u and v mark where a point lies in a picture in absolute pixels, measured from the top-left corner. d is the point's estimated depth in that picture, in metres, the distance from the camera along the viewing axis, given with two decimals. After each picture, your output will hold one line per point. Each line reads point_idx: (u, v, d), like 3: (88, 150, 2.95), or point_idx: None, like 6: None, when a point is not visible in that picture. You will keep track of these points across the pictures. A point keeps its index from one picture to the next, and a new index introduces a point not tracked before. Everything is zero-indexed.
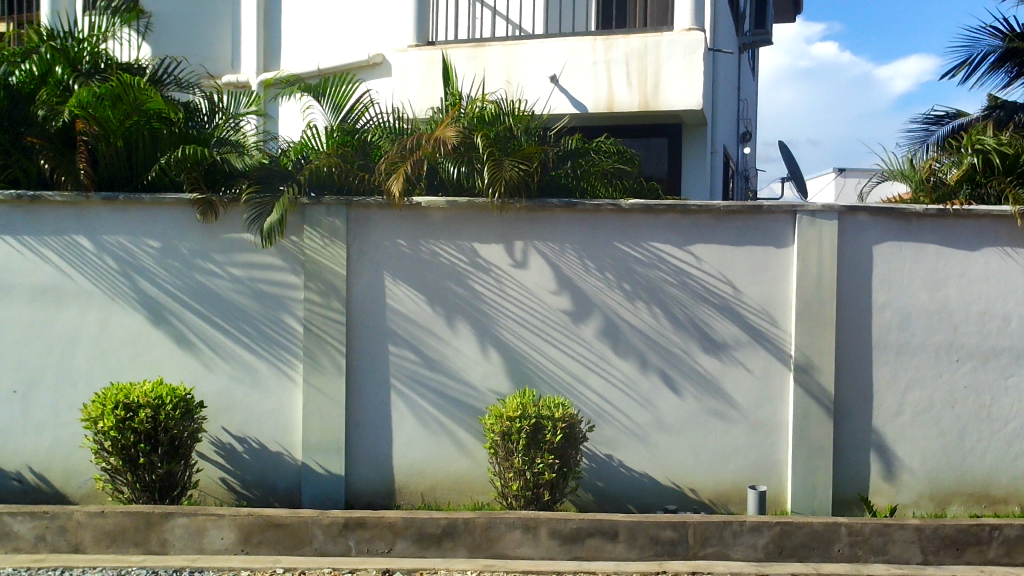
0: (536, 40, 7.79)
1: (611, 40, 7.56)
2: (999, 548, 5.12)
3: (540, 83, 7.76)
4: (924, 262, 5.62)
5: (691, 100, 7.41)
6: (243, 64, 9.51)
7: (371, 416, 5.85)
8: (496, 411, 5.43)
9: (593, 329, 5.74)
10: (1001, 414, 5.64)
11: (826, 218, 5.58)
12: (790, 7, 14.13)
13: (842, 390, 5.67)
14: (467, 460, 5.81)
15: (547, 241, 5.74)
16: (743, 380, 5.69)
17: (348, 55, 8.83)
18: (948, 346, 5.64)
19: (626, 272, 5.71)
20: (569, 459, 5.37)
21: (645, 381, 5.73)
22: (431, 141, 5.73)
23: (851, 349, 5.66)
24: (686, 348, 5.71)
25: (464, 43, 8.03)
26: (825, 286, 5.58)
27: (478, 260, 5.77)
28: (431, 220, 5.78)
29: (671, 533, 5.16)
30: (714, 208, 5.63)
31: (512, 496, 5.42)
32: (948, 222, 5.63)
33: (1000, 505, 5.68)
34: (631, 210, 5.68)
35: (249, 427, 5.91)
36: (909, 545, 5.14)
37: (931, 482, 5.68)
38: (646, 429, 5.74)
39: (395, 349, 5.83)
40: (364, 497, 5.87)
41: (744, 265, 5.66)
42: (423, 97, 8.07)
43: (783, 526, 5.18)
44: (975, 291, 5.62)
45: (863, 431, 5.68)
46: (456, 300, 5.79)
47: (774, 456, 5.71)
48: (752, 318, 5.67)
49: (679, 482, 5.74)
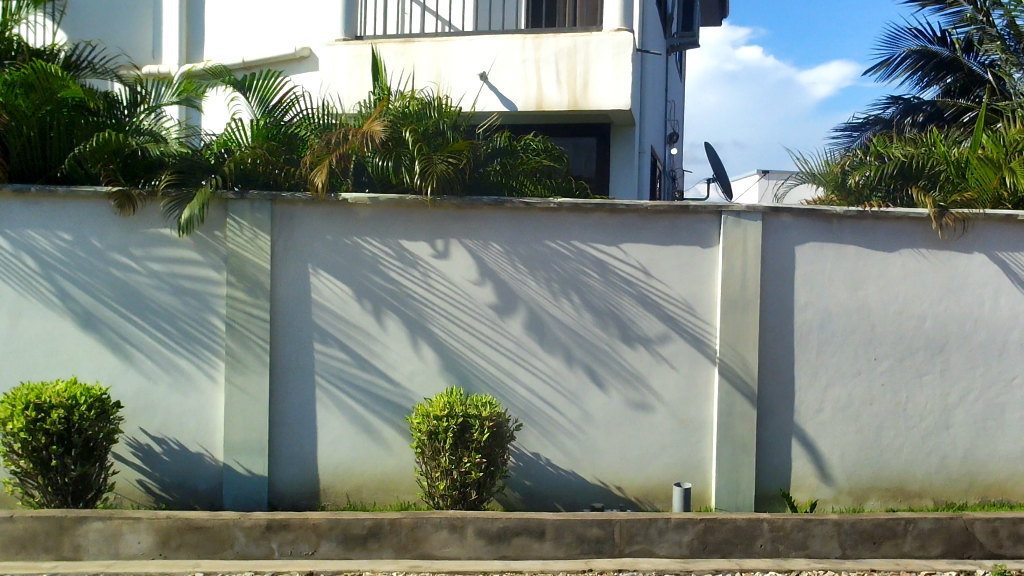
0: (465, 37, 7.75)
1: (541, 38, 7.57)
2: (914, 542, 5.27)
3: (468, 80, 7.72)
4: (845, 263, 5.76)
5: (620, 100, 7.45)
6: (164, 55, 9.24)
7: (295, 416, 5.74)
8: (422, 410, 5.37)
9: (520, 325, 5.72)
10: (916, 410, 5.82)
11: (750, 218, 5.67)
12: (717, 12, 14.42)
13: (764, 389, 5.76)
14: (394, 460, 5.75)
15: (475, 238, 5.70)
16: (669, 378, 5.74)
17: (273, 48, 8.65)
18: (867, 344, 5.78)
19: (555, 271, 5.71)
20: (496, 458, 5.35)
21: (572, 379, 5.74)
22: (358, 135, 5.66)
23: (773, 347, 5.76)
24: (612, 345, 5.73)
25: (393, 38, 7.94)
26: (749, 286, 5.67)
27: (405, 255, 5.71)
28: (358, 216, 5.69)
29: (597, 531, 5.18)
30: (642, 207, 5.66)
31: (439, 496, 5.37)
32: (868, 224, 5.77)
33: (915, 499, 5.86)
34: (560, 208, 5.68)
35: (168, 427, 5.75)
36: (827, 540, 5.25)
37: (850, 478, 5.82)
38: (574, 427, 5.75)
39: (320, 346, 5.72)
40: (287, 499, 5.77)
41: (670, 263, 5.71)
42: (352, 91, 7.97)
43: (706, 522, 5.24)
44: (892, 291, 5.79)
45: (785, 427, 5.79)
46: (383, 295, 5.71)
47: (698, 453, 5.77)
48: (678, 316, 5.72)
49: (605, 480, 5.77)
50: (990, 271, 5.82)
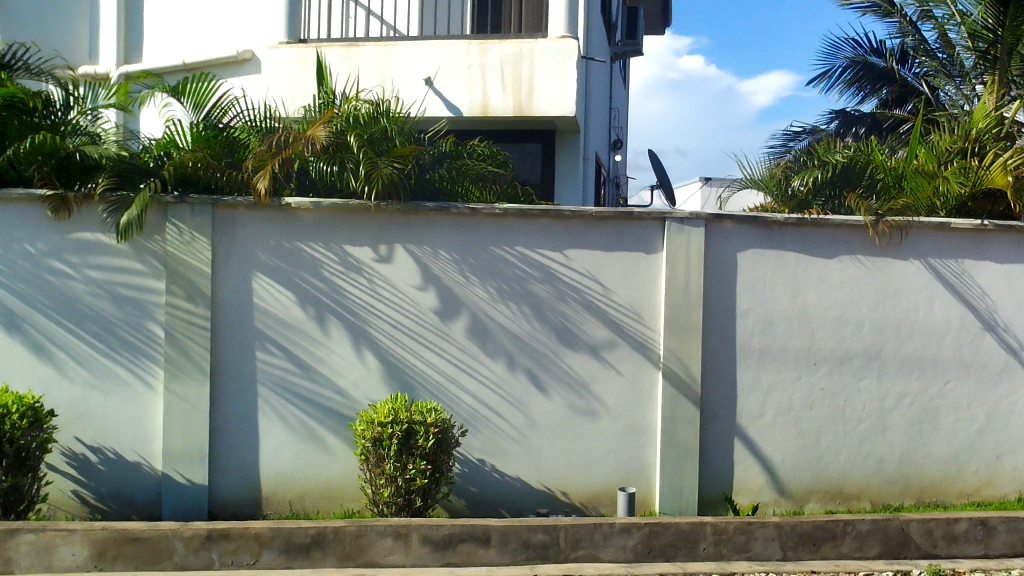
0: (410, 42, 7.72)
1: (487, 44, 7.57)
2: (852, 543, 5.37)
3: (414, 85, 7.69)
4: (785, 269, 5.86)
5: (565, 106, 7.48)
6: (102, 55, 9.03)
7: (236, 424, 5.65)
8: (366, 417, 5.32)
9: (464, 331, 5.70)
10: (854, 413, 5.94)
11: (693, 225, 5.74)
12: (661, 21, 14.59)
13: (707, 394, 5.83)
14: (338, 467, 5.69)
15: (420, 243, 5.67)
16: (613, 383, 5.77)
17: (215, 50, 8.52)
18: (806, 349, 5.89)
19: (500, 277, 5.70)
20: (442, 465, 5.32)
21: (518, 385, 5.74)
22: (301, 140, 5.58)
23: (716, 353, 5.83)
24: (557, 350, 5.74)
25: (338, 41, 7.88)
26: (692, 292, 5.74)
27: (349, 261, 5.65)
28: (302, 221, 5.62)
29: (542, 537, 5.18)
30: (586, 214, 5.69)
31: (384, 503, 5.32)
32: (807, 231, 5.88)
33: (853, 501, 5.97)
34: (506, 214, 5.68)
35: (105, 436, 5.61)
36: (769, 542, 5.32)
37: (791, 481, 5.91)
38: (519, 432, 5.75)
39: (262, 353, 5.64)
40: (228, 508, 5.66)
41: (614, 269, 5.75)
42: (296, 95, 7.87)
43: (650, 526, 5.27)
44: (831, 297, 5.90)
45: (728, 432, 5.86)
46: (327, 300, 5.65)
47: (643, 458, 5.81)
48: (622, 322, 5.76)
49: (550, 485, 5.78)
50: (924, 278, 5.98)
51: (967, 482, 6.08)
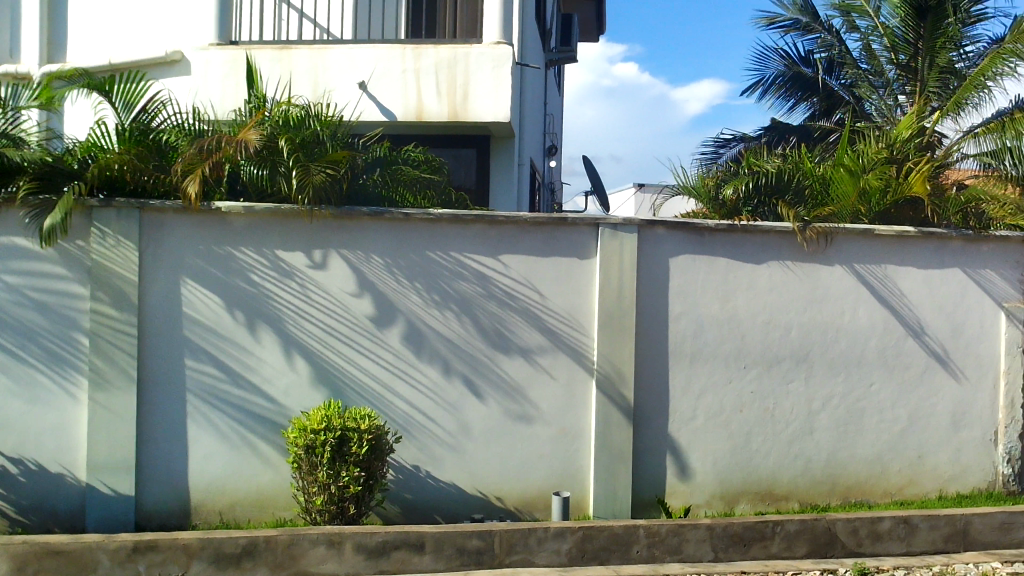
0: (344, 45, 7.66)
1: (421, 49, 7.56)
2: (781, 543, 5.48)
3: (348, 89, 7.63)
4: (716, 274, 5.96)
5: (500, 112, 7.48)
6: (23, 54, 8.77)
7: (164, 433, 5.53)
8: (298, 424, 5.25)
9: (398, 337, 5.67)
10: (782, 416, 6.07)
11: (626, 230, 5.80)
12: (595, 28, 14.73)
13: (640, 397, 5.89)
14: (269, 475, 5.61)
15: (354, 249, 5.63)
16: (547, 388, 5.80)
17: (143, 51, 8.33)
18: (736, 353, 6.00)
19: (434, 283, 5.69)
20: (375, 472, 5.28)
21: (452, 390, 5.72)
22: (233, 143, 5.48)
23: (648, 357, 5.89)
24: (491, 355, 5.75)
25: (270, 44, 7.77)
26: (625, 297, 5.79)
27: (282, 267, 5.58)
28: (232, 225, 5.53)
29: (477, 542, 5.18)
30: (521, 219, 5.71)
31: (316, 511, 5.26)
32: (737, 237, 5.99)
33: (782, 502, 6.09)
34: (440, 219, 5.67)
35: (26, 447, 5.45)
36: (700, 544, 5.40)
37: (722, 483, 6.00)
38: (454, 438, 5.73)
39: (191, 360, 5.53)
40: (156, 519, 5.54)
41: (549, 274, 5.78)
42: (226, 99, 7.78)
43: (584, 530, 5.30)
44: (761, 302, 6.02)
45: (660, 435, 5.92)
46: (258, 307, 5.57)
47: (577, 462, 5.84)
48: (556, 327, 5.79)
49: (485, 490, 5.77)
50: (849, 282, 6.14)
51: (890, 482, 6.25)
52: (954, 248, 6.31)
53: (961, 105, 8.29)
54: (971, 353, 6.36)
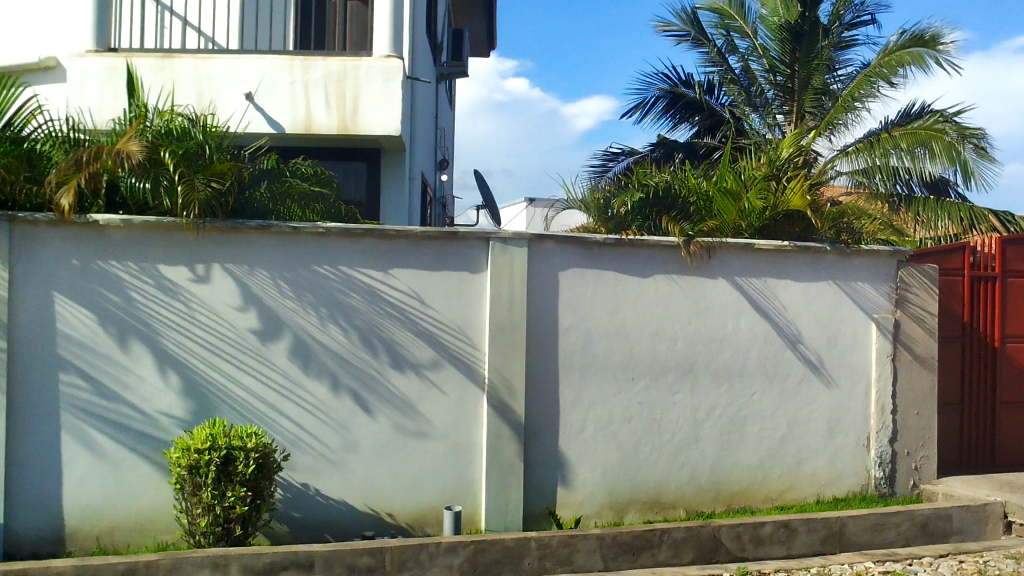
0: (229, 55, 7.51)
1: (309, 61, 7.48)
2: (668, 550, 5.61)
3: (233, 100, 7.47)
4: (604, 288, 6.07)
5: (390, 126, 7.48)
6: None
7: (36, 456, 5.27)
8: (181, 444, 5.09)
9: (285, 352, 5.56)
10: (669, 426, 6.21)
11: (516, 245, 5.85)
12: (486, 44, 14.85)
13: (531, 410, 5.93)
14: (150, 498, 5.41)
15: (239, 263, 5.50)
16: (438, 403, 5.79)
17: (14, 56, 7.97)
18: (624, 365, 6.12)
19: (323, 297, 5.61)
20: (262, 491, 5.16)
21: (342, 406, 5.64)
22: (111, 154, 5.28)
23: (539, 370, 5.95)
24: (382, 371, 5.70)
25: (151, 52, 7.55)
26: (515, 310, 5.84)
27: (163, 282, 5.41)
28: (110, 239, 5.34)
29: (368, 560, 5.11)
30: (412, 233, 5.70)
31: (200, 533, 5.11)
32: (624, 251, 6.12)
33: (669, 510, 6.23)
34: (329, 233, 5.60)
35: None
36: (591, 554, 5.47)
37: (611, 493, 6.10)
38: (343, 455, 5.64)
39: (64, 378, 5.30)
40: (27, 547, 5.27)
41: (440, 288, 5.78)
42: (104, 107, 7.51)
43: (476, 544, 5.31)
44: (647, 314, 6.17)
45: (551, 447, 5.98)
46: (137, 322, 5.39)
47: (468, 476, 5.84)
48: (447, 341, 5.79)
49: (376, 507, 5.70)
50: (731, 295, 6.35)
51: (771, 487, 6.46)
52: (828, 261, 6.60)
53: (834, 125, 8.87)
54: (845, 362, 6.65)
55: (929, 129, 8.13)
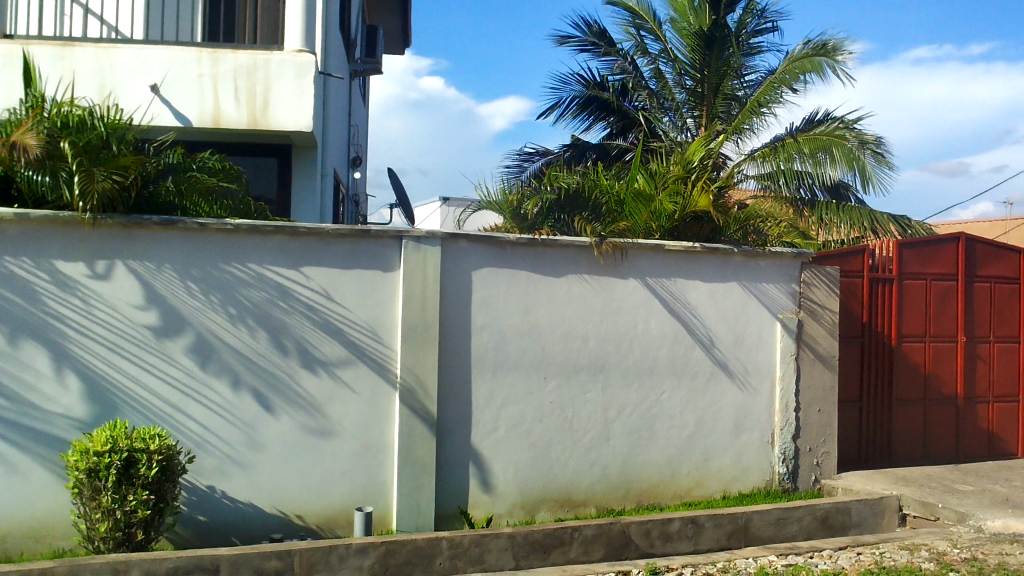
0: (134, 45, 7.29)
1: (218, 53, 7.31)
2: (579, 548, 5.67)
3: (137, 91, 7.25)
4: (517, 288, 6.10)
5: (301, 121, 7.35)
6: None
7: None
8: (79, 447, 4.91)
9: (191, 351, 5.42)
10: (580, 424, 6.27)
11: (429, 244, 5.83)
12: (399, 41, 14.72)
13: (444, 410, 5.91)
14: (46, 503, 5.21)
15: (143, 259, 5.34)
16: (348, 403, 5.72)
17: None
18: (537, 365, 6.15)
19: (231, 295, 5.49)
20: (166, 494, 5.02)
21: (250, 407, 5.52)
22: (5, 145, 5.11)
23: (451, 370, 5.93)
24: (291, 371, 5.61)
25: (49, 40, 7.27)
26: (428, 310, 5.81)
27: (61, 279, 5.21)
28: (3, 233, 5.10)
29: (276, 563, 5.01)
30: (323, 231, 5.62)
31: (100, 539, 4.93)
32: (537, 251, 6.16)
33: (580, 508, 6.29)
34: (237, 229, 5.48)
35: None
36: (502, 552, 5.48)
37: (523, 492, 6.12)
38: (251, 457, 5.53)
39: None
40: None
41: (351, 288, 5.71)
42: None
43: (387, 545, 5.27)
44: (559, 314, 6.22)
45: (463, 447, 5.97)
46: (33, 320, 5.17)
47: (379, 476, 5.78)
48: (359, 341, 5.73)
49: (284, 509, 5.60)
50: (641, 295, 6.44)
51: (679, 484, 6.58)
52: (735, 263, 6.76)
53: (742, 130, 9.03)
54: (750, 361, 6.82)
55: (830, 135, 8.43)
